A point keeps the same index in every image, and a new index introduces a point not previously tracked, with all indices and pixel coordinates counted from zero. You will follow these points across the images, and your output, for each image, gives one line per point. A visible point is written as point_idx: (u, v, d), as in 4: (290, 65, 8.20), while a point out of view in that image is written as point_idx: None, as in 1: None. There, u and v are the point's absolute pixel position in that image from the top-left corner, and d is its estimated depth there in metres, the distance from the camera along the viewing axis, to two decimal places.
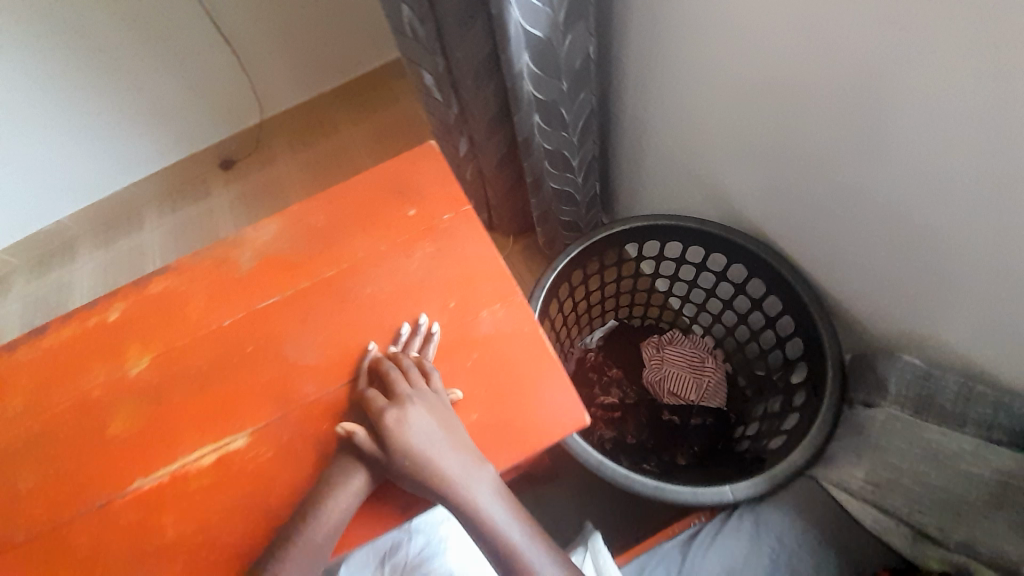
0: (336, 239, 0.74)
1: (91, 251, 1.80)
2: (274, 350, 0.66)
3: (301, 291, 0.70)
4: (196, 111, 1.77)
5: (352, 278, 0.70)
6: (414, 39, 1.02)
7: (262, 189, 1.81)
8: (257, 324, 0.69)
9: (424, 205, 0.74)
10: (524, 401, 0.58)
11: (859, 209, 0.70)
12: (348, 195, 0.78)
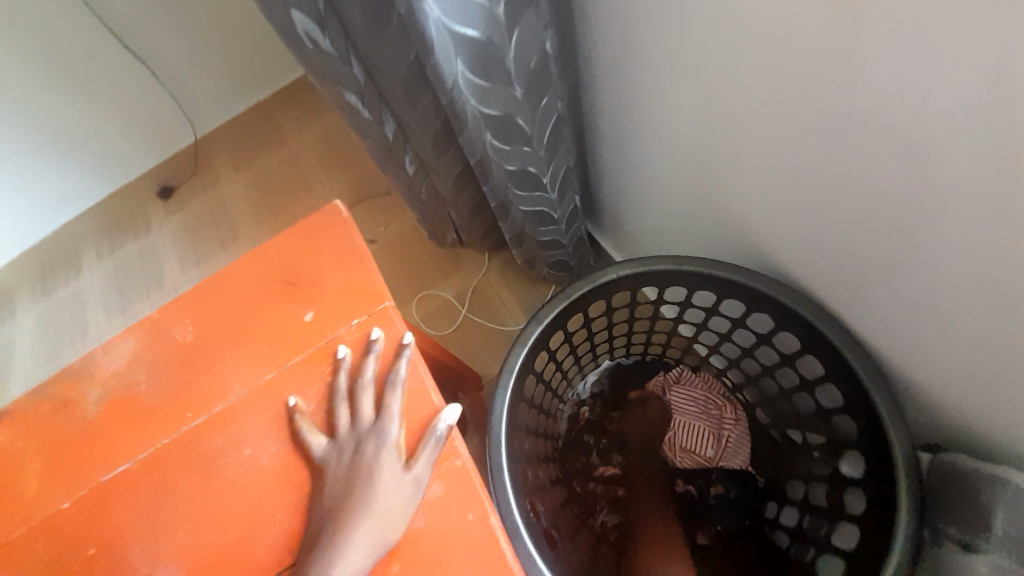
0: (207, 367, 0.53)
1: (30, 304, 1.56)
2: (121, 554, 0.47)
3: (160, 453, 0.50)
4: (118, 134, 1.52)
5: (224, 432, 0.49)
6: (317, 50, 0.77)
7: (206, 217, 1.56)
8: (100, 509, 0.49)
9: (323, 306, 0.53)
10: None
11: (942, 267, 0.48)
12: (225, 293, 0.57)
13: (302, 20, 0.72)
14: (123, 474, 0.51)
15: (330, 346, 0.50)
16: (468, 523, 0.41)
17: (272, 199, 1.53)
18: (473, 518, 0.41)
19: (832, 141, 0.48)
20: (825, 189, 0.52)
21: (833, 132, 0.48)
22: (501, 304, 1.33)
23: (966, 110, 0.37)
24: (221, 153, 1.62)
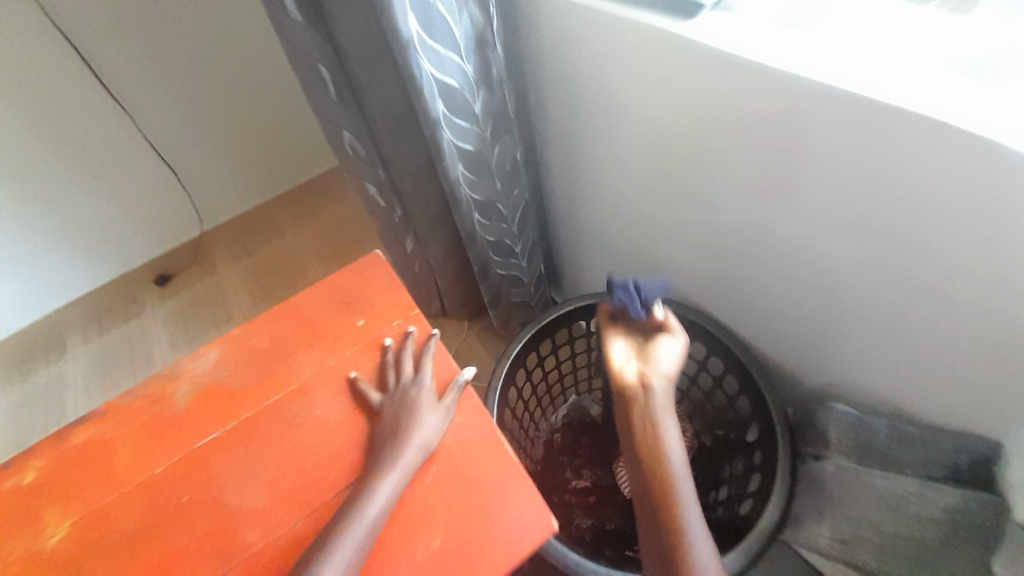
0: (280, 362, 0.72)
1: (3, 390, 1.60)
2: (212, 495, 0.62)
3: (243, 422, 0.67)
4: (123, 229, 1.64)
5: (297, 402, 0.68)
6: (356, 158, 1.08)
7: (202, 303, 1.71)
8: (194, 466, 0.65)
9: (371, 315, 0.75)
10: (485, 515, 0.56)
11: (768, 274, 0.79)
12: (293, 311, 0.77)
13: (347, 136, 1.02)
14: (211, 443, 0.66)
15: (377, 340, 0.72)
16: (477, 437, 0.61)
17: (269, 285, 1.72)
18: (482, 435, 0.61)
19: (694, 204, 0.81)
20: (697, 234, 0.85)
21: (691, 201, 0.81)
22: (478, 360, 1.54)
23: (749, 180, 0.71)
24: (225, 245, 1.79)
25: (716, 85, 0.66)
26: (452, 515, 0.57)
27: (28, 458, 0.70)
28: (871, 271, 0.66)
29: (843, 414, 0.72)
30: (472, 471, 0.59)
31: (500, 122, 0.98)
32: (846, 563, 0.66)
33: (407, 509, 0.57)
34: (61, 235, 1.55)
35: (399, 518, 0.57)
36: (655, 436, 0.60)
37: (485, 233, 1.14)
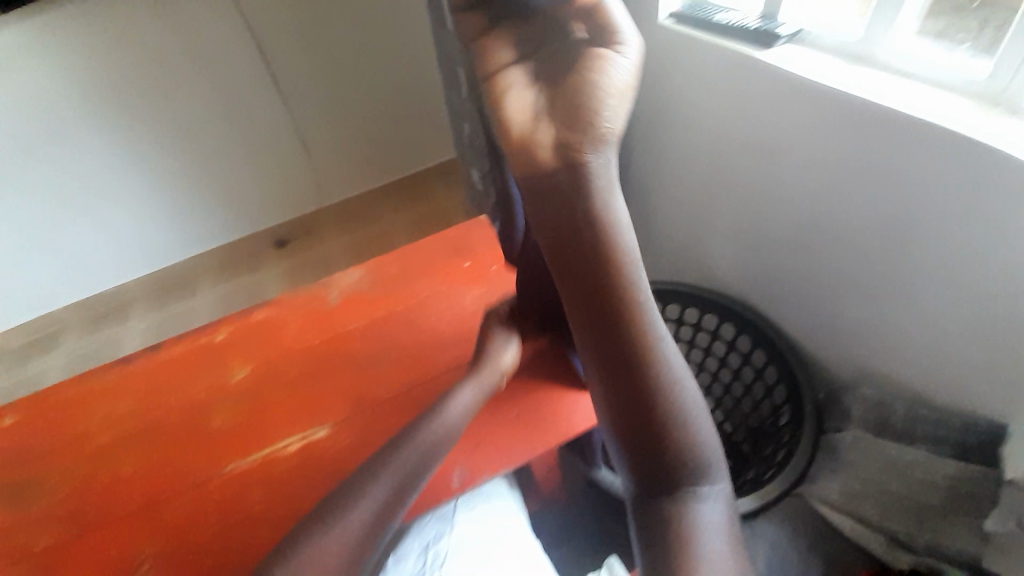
0: (405, 283, 0.93)
1: (145, 312, 2.03)
2: (352, 362, 0.84)
3: (376, 319, 0.89)
4: (258, 196, 2.05)
5: (418, 310, 0.89)
6: (470, 148, 1.35)
7: (305, 264, 2.06)
8: (340, 343, 0.87)
9: (478, 258, 0.96)
10: (553, 401, 0.79)
11: (812, 267, 0.94)
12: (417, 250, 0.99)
13: (467, 128, 1.31)
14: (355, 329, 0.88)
15: (481, 276, 0.93)
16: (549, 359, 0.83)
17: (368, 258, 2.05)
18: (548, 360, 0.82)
19: (755, 205, 0.98)
20: (755, 231, 1.01)
21: (752, 202, 0.98)
22: None
23: (805, 182, 0.87)
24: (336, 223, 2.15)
25: (782, 103, 0.83)
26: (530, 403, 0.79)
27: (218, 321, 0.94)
28: (903, 264, 0.79)
29: (868, 397, 0.91)
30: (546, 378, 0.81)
31: None
32: (851, 513, 0.89)
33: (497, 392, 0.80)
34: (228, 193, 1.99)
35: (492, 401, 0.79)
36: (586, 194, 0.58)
37: None
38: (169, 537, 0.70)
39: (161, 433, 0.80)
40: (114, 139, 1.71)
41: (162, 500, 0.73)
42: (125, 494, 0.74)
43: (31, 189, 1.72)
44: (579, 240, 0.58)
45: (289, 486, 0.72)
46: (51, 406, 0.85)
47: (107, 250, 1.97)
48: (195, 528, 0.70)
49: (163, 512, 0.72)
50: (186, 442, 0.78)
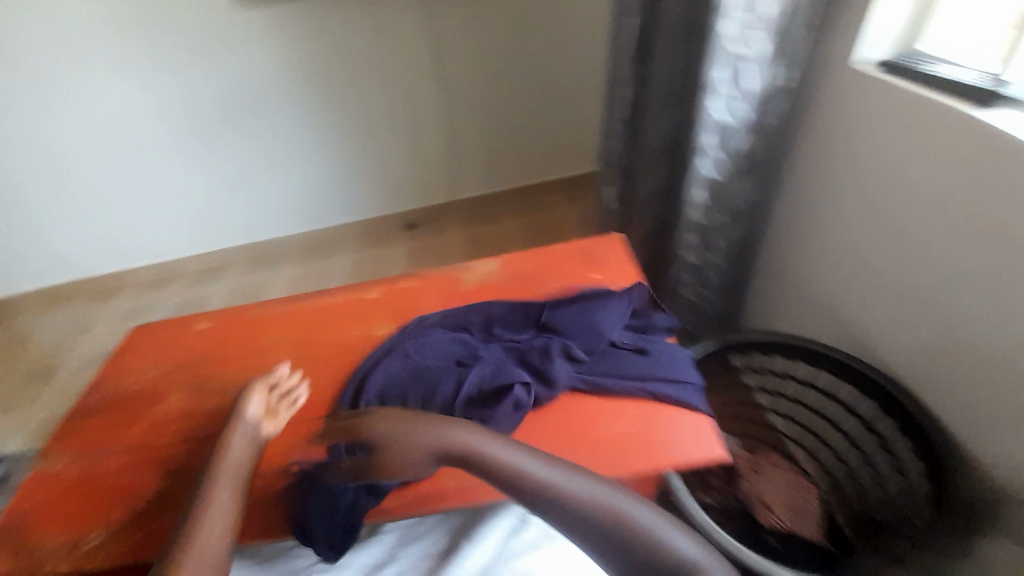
0: (539, 283, 1.01)
1: (293, 265, 2.51)
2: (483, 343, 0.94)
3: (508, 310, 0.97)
4: (404, 185, 2.49)
5: None
6: (615, 166, 1.40)
7: (430, 250, 2.44)
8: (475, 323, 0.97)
9: (607, 272, 1.01)
10: (670, 428, 0.80)
11: (990, 349, 0.85)
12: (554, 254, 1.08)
13: (617, 149, 1.38)
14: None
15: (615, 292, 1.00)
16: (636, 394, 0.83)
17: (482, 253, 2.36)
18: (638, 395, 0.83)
19: (936, 269, 0.92)
20: (926, 295, 0.95)
21: (933, 268, 0.93)
22: None
23: (1004, 254, 0.80)
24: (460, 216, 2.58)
25: (994, 165, 0.80)
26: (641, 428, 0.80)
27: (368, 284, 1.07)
28: None
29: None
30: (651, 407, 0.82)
31: (756, 163, 1.17)
32: None
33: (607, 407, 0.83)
34: (379, 175, 2.44)
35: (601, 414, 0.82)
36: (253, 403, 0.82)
37: (694, 256, 1.31)
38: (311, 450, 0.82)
39: (316, 363, 0.94)
40: (312, 121, 2.24)
41: (312, 419, 0.86)
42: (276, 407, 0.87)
43: (244, 146, 2.26)
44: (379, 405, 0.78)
45: None
46: (235, 322, 1.03)
47: (277, 209, 2.46)
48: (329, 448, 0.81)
49: (305, 431, 0.84)
50: (335, 376, 0.91)
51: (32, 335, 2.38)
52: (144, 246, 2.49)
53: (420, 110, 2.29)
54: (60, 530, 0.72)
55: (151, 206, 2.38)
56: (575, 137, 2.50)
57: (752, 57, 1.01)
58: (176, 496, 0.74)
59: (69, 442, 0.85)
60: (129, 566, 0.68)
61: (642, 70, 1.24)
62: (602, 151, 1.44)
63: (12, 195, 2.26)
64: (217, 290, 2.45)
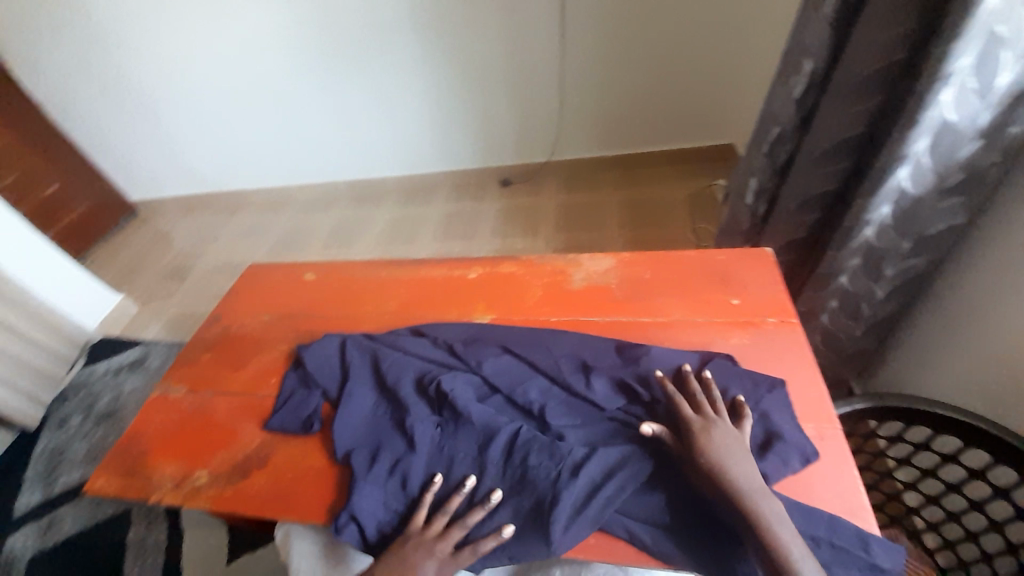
0: (658, 296, 0.93)
1: (391, 205, 2.56)
2: None
3: (619, 321, 0.90)
4: (507, 138, 2.37)
5: (663, 330, 0.87)
6: (763, 157, 1.15)
7: (523, 211, 2.34)
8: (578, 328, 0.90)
9: (748, 299, 0.89)
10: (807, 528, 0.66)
11: None
12: (678, 264, 0.98)
13: (774, 132, 1.10)
14: (595, 321, 0.91)
15: (746, 322, 0.86)
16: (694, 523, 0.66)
17: (575, 224, 2.20)
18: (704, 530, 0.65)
19: None
20: None
21: None
22: None
23: None
24: (558, 179, 2.44)
25: None
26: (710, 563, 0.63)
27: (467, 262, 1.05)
28: None
29: None
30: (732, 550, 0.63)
31: (969, 182, 0.88)
32: None
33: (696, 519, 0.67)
34: (482, 126, 2.34)
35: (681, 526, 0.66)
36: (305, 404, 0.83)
37: (848, 281, 1.06)
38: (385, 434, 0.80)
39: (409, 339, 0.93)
40: (421, 57, 2.13)
41: None
42: None
43: (357, 80, 2.24)
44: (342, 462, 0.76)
45: None
46: (336, 283, 1.05)
47: (382, 148, 2.49)
48: None
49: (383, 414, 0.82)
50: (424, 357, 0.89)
51: (174, 238, 2.73)
52: (264, 171, 2.68)
53: (533, 55, 2.09)
54: (173, 460, 0.80)
55: (271, 134, 2.51)
56: (707, 103, 2.17)
57: (1012, 38, 0.73)
58: (269, 454, 0.78)
59: (186, 374, 0.92)
60: (225, 514, 0.73)
61: (840, 33, 0.94)
62: (754, 127, 1.16)
63: (163, 111, 2.50)
64: (323, 220, 2.59)
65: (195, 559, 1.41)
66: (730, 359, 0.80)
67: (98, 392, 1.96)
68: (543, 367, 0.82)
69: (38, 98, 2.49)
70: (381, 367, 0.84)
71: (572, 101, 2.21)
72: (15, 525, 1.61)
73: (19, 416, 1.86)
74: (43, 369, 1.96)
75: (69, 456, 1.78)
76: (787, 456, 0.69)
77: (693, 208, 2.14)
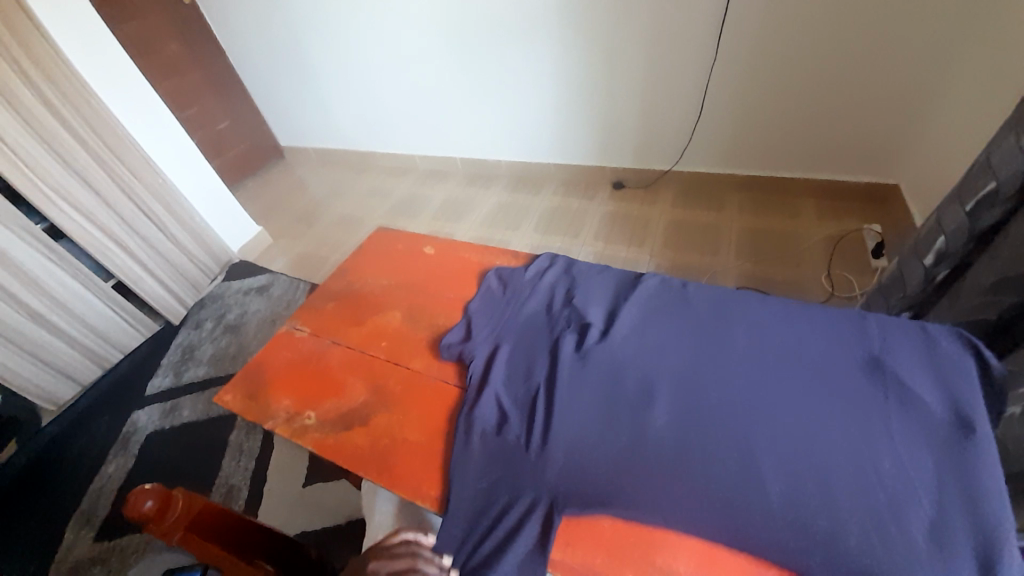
0: (795, 356, 0.85)
1: (500, 189, 2.61)
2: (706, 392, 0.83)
3: (744, 369, 0.84)
4: (631, 139, 2.26)
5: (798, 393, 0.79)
6: (960, 215, 0.97)
7: (631, 218, 2.23)
8: (692, 365, 0.86)
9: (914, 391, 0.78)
10: None
11: None
12: (824, 327, 0.89)
13: (988, 189, 0.91)
14: (715, 359, 0.86)
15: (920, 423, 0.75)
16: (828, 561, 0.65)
17: (686, 242, 2.06)
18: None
19: None
20: None
21: None
22: None
23: None
24: (676, 191, 2.30)
25: None
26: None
27: (583, 270, 1.05)
28: None
29: None
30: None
31: None
32: None
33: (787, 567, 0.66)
34: (610, 125, 2.25)
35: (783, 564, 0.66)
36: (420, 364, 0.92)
37: None
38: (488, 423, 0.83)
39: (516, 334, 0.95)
40: (562, 44, 2.07)
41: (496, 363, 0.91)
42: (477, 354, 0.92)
43: (494, 62, 2.26)
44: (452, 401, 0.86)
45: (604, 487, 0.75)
46: (453, 262, 1.09)
47: (503, 133, 2.53)
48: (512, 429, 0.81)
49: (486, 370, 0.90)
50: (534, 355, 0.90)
51: (310, 184, 3.06)
52: (395, 137, 2.87)
53: (680, 57, 1.93)
54: (288, 396, 0.90)
55: (409, 106, 2.66)
56: (876, 135, 1.86)
57: None
58: (370, 413, 0.85)
59: (311, 319, 1.04)
60: (323, 457, 0.80)
61: None
62: (961, 178, 0.99)
63: (321, 72, 2.76)
64: (436, 192, 2.71)
65: (278, 474, 1.58)
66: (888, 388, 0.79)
67: (228, 306, 2.28)
68: (674, 373, 0.85)
69: (226, 46, 2.87)
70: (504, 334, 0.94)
71: (712, 112, 2.03)
72: (151, 401, 1.93)
73: (168, 312, 2.21)
74: (192, 277, 2.30)
75: (198, 354, 2.09)
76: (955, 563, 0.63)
77: (830, 252, 1.89)
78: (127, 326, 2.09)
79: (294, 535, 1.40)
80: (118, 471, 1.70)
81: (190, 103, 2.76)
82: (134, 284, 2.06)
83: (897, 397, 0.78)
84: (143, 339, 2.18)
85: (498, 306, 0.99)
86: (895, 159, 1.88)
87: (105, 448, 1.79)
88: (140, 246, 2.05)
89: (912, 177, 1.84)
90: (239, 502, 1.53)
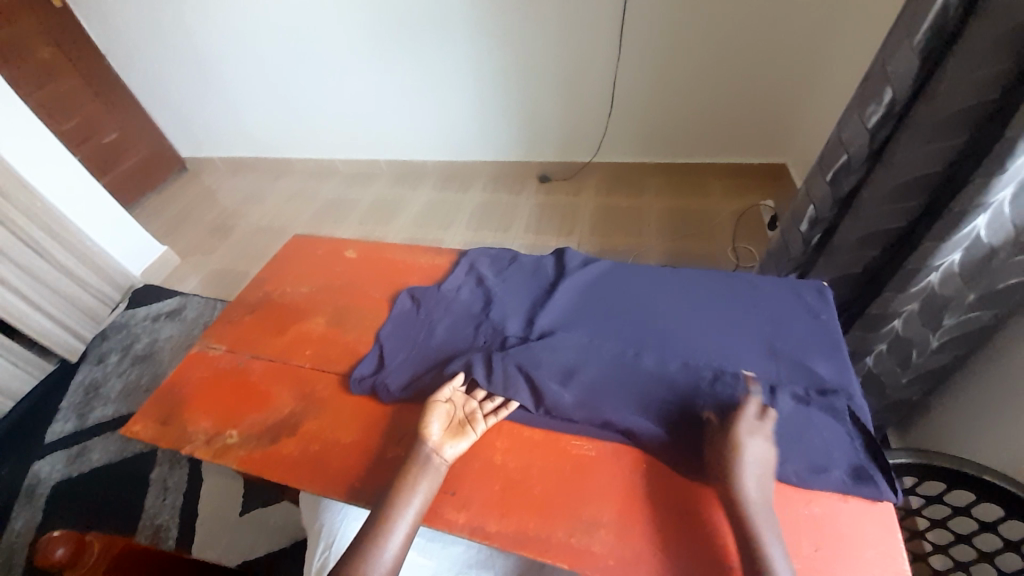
0: (683, 322, 0.85)
1: (429, 189, 2.59)
2: (598, 367, 0.79)
3: (638, 341, 0.83)
4: (551, 133, 2.34)
5: (687, 359, 0.79)
6: (825, 184, 1.12)
7: (557, 208, 2.31)
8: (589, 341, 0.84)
9: None
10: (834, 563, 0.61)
11: None
12: (705, 286, 0.91)
13: (842, 160, 1.06)
14: (614, 332, 0.85)
15: (796, 361, 0.77)
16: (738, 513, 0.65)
17: (610, 227, 2.17)
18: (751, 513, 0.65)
19: None
20: None
21: None
22: None
23: None
24: (597, 180, 2.41)
25: None
26: (696, 556, 0.63)
27: (477, 261, 1.02)
28: None
29: None
30: (725, 546, 0.63)
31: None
32: None
33: (714, 495, 0.67)
34: (531, 120, 2.31)
35: (708, 488, 0.68)
36: (335, 373, 0.89)
37: (901, 325, 1.00)
38: (389, 426, 0.80)
39: (420, 328, 0.91)
40: (479, 43, 2.09)
41: (390, 364, 0.87)
42: (382, 354, 0.89)
43: (411, 61, 2.23)
44: (364, 405, 0.83)
45: (532, 458, 0.75)
46: (376, 262, 1.08)
47: (426, 134, 2.51)
48: (408, 433, 0.78)
49: (381, 373, 0.85)
50: (430, 349, 0.87)
51: (220, 196, 2.84)
52: (310, 139, 2.73)
53: (590, 54, 2.03)
54: (207, 417, 0.86)
55: (324, 108, 2.56)
56: (762, 119, 2.07)
57: None
58: (298, 421, 0.82)
59: (230, 334, 0.99)
60: (249, 474, 0.77)
61: (931, 62, 0.88)
62: (822, 153, 1.13)
63: (223, 74, 2.56)
64: (362, 195, 2.63)
65: (211, 505, 1.47)
66: (763, 336, 0.81)
67: (135, 335, 2.07)
68: (569, 351, 0.82)
69: (108, 51, 2.59)
70: (410, 335, 0.90)
71: (623, 104, 2.15)
72: (50, 448, 1.71)
73: (63, 349, 1.97)
74: (89, 307, 2.06)
75: (104, 391, 1.88)
76: (850, 484, 0.66)
77: (735, 225, 2.08)
78: (14, 368, 1.84)
79: (235, 566, 1.31)
80: (21, 530, 1.50)
81: (69, 114, 2.46)
82: (19, 321, 1.81)
83: (773, 343, 0.79)
84: (36, 381, 1.92)
85: (406, 306, 0.96)
86: (779, 140, 2.11)
87: (0, 508, 1.56)
88: (22, 277, 1.80)
89: (795, 153, 2.06)
90: (170, 541, 1.41)
